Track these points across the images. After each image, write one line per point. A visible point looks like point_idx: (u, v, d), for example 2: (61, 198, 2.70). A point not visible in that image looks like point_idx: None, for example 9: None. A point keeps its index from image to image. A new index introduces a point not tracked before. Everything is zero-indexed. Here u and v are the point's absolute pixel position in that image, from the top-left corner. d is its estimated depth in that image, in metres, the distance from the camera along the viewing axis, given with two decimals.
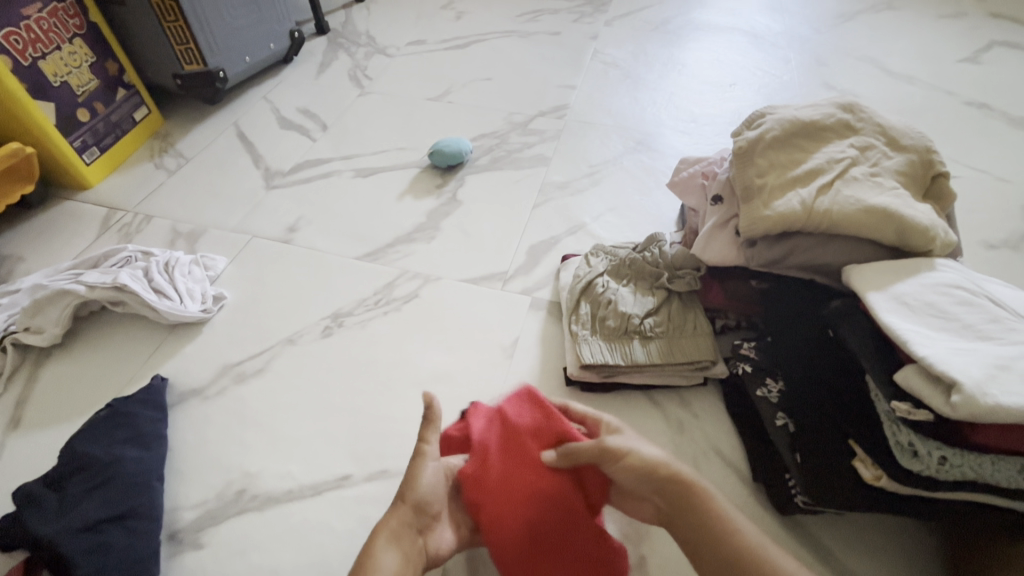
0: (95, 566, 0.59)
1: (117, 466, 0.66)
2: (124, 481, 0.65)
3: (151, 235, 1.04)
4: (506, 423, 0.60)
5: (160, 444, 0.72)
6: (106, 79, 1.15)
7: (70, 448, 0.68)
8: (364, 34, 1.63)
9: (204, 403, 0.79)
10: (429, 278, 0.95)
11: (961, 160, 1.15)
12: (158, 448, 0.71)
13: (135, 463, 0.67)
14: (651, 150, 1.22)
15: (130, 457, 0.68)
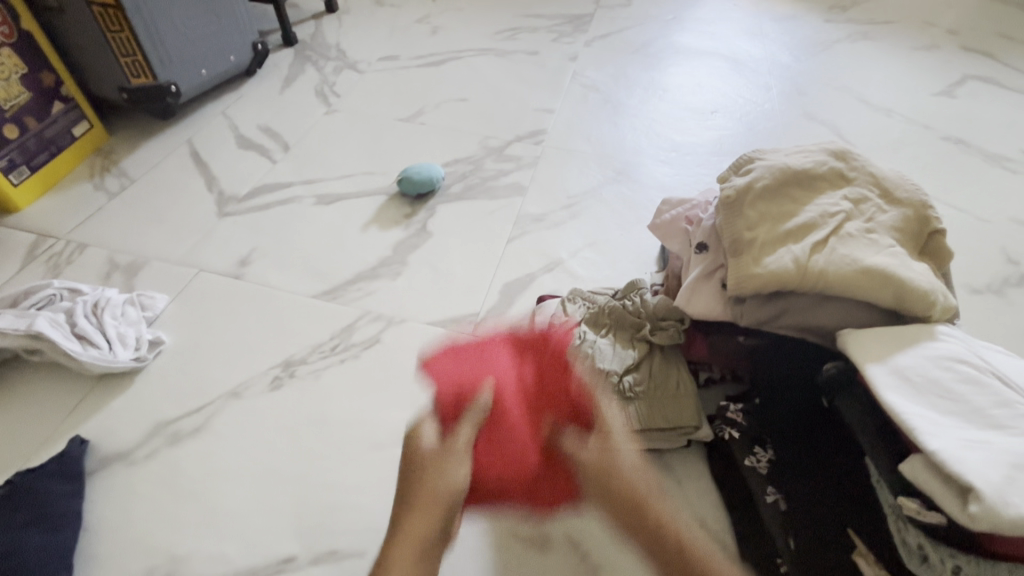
0: None
1: (13, 557, 0.59)
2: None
3: (83, 267, 0.94)
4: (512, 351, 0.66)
5: (71, 525, 0.63)
6: (39, 92, 1.05)
7: None
8: (334, 47, 1.56)
9: (132, 470, 0.69)
10: (392, 320, 0.88)
11: (939, 198, 1.14)
12: (69, 529, 0.63)
13: (36, 550, 0.60)
14: (632, 180, 1.18)
15: (31, 544, 0.60)
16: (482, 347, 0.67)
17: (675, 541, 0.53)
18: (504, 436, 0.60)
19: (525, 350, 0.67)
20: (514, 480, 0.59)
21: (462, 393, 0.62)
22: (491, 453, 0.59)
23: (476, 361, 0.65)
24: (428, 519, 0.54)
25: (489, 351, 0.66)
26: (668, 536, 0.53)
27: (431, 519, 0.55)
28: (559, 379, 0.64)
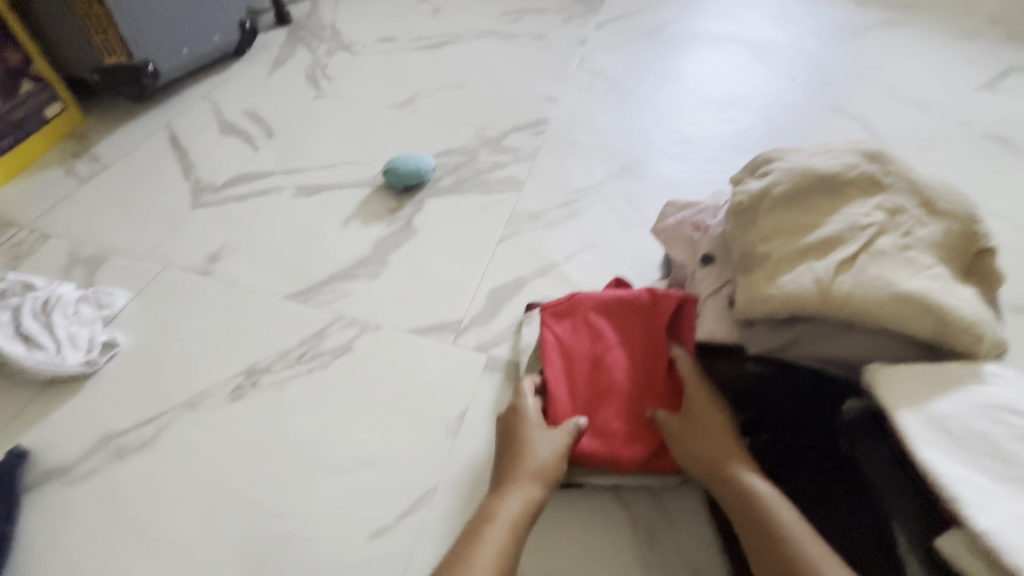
0: None
1: None
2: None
3: (44, 259, 0.89)
4: (620, 309, 0.68)
5: None
6: (6, 71, 0.99)
7: None
8: (329, 27, 1.48)
9: (72, 489, 0.64)
10: (367, 326, 0.81)
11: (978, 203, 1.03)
12: None
13: None
14: (638, 176, 1.08)
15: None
16: (592, 311, 0.70)
17: (756, 515, 0.49)
18: (613, 394, 0.64)
19: (634, 308, 0.68)
20: (619, 436, 0.62)
21: (568, 356, 0.68)
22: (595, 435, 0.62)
23: (590, 336, 0.68)
24: (534, 488, 0.55)
25: (587, 294, 0.70)
26: (745, 501, 0.51)
27: (534, 488, 0.55)
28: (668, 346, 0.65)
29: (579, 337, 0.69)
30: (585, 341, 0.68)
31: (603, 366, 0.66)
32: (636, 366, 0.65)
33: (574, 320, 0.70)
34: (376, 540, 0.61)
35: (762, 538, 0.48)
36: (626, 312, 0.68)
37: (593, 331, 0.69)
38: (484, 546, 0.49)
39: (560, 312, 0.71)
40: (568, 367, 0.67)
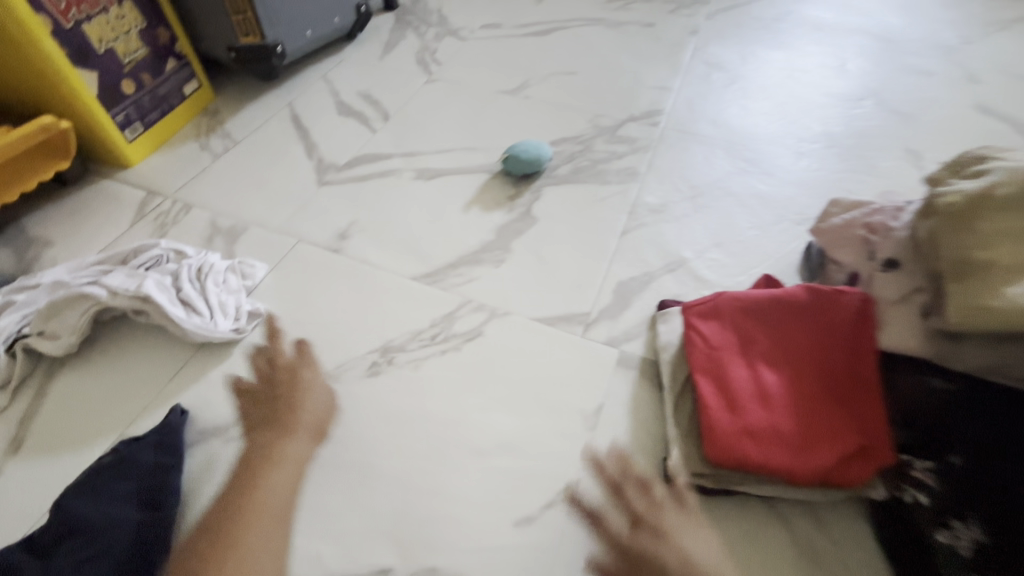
0: None
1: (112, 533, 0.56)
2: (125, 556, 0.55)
3: (187, 229, 0.93)
4: (781, 306, 0.63)
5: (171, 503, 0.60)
6: (155, 48, 1.03)
7: (69, 509, 0.58)
8: (435, 12, 1.48)
9: (230, 450, 0.66)
10: (495, 312, 0.80)
11: None
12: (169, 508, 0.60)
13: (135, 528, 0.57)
14: (765, 174, 1.03)
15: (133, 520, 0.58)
16: (742, 312, 0.65)
17: None
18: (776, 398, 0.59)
19: (798, 309, 0.62)
20: (787, 442, 0.56)
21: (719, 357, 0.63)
22: (755, 441, 0.57)
23: (741, 337, 0.64)
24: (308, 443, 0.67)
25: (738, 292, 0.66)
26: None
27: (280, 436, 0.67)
28: (839, 349, 0.59)
29: (732, 337, 0.64)
30: (740, 341, 0.63)
31: (761, 369, 0.61)
32: (801, 374, 0.60)
33: (723, 319, 0.65)
34: (523, 528, 0.61)
35: None
36: (789, 311, 0.63)
37: (748, 331, 0.64)
38: (267, 483, 0.63)
39: (708, 312, 0.66)
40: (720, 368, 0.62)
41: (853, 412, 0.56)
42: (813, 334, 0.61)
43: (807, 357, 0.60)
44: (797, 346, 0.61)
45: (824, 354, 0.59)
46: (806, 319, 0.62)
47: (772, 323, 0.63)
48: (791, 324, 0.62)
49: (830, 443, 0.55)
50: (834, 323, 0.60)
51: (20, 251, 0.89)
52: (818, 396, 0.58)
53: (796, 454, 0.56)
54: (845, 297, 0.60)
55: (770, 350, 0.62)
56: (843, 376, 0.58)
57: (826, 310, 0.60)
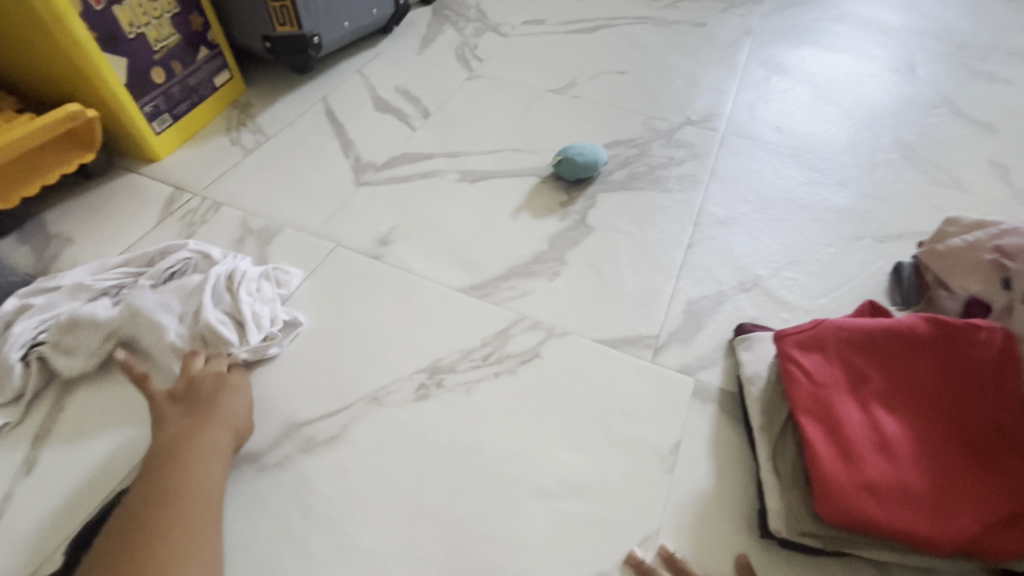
0: None
1: None
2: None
3: (217, 229, 0.87)
4: (896, 343, 0.55)
5: None
6: (186, 35, 0.97)
7: (93, 546, 0.52)
8: (474, 7, 1.42)
9: (264, 481, 0.59)
10: (553, 330, 0.73)
11: None
12: None
13: None
14: (839, 185, 0.94)
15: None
16: (848, 344, 0.57)
17: None
18: (901, 451, 0.51)
19: (916, 344, 0.54)
20: (921, 505, 0.48)
21: (826, 397, 0.54)
22: (880, 501, 0.48)
23: (851, 375, 0.55)
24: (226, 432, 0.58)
25: (842, 320, 0.58)
26: None
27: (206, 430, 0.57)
28: (972, 396, 0.51)
29: (840, 375, 0.56)
30: (849, 380, 0.55)
31: (877, 412, 0.53)
32: (925, 421, 0.52)
33: (827, 353, 0.57)
34: None
35: None
36: (908, 347, 0.55)
37: (859, 369, 0.55)
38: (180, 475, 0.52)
39: (809, 343, 0.58)
40: (828, 411, 0.54)
41: (996, 470, 0.48)
42: (936, 376, 0.53)
43: (931, 403, 0.52)
44: (919, 390, 0.53)
45: (952, 400, 0.52)
46: (928, 359, 0.54)
47: (886, 361, 0.55)
48: (911, 363, 0.54)
49: (969, 507, 0.47)
50: (966, 365, 0.52)
51: (39, 248, 0.83)
52: (949, 448, 0.50)
53: (931, 518, 0.47)
54: (976, 336, 0.52)
55: (886, 393, 0.54)
56: (980, 427, 0.50)
57: (954, 350, 0.53)
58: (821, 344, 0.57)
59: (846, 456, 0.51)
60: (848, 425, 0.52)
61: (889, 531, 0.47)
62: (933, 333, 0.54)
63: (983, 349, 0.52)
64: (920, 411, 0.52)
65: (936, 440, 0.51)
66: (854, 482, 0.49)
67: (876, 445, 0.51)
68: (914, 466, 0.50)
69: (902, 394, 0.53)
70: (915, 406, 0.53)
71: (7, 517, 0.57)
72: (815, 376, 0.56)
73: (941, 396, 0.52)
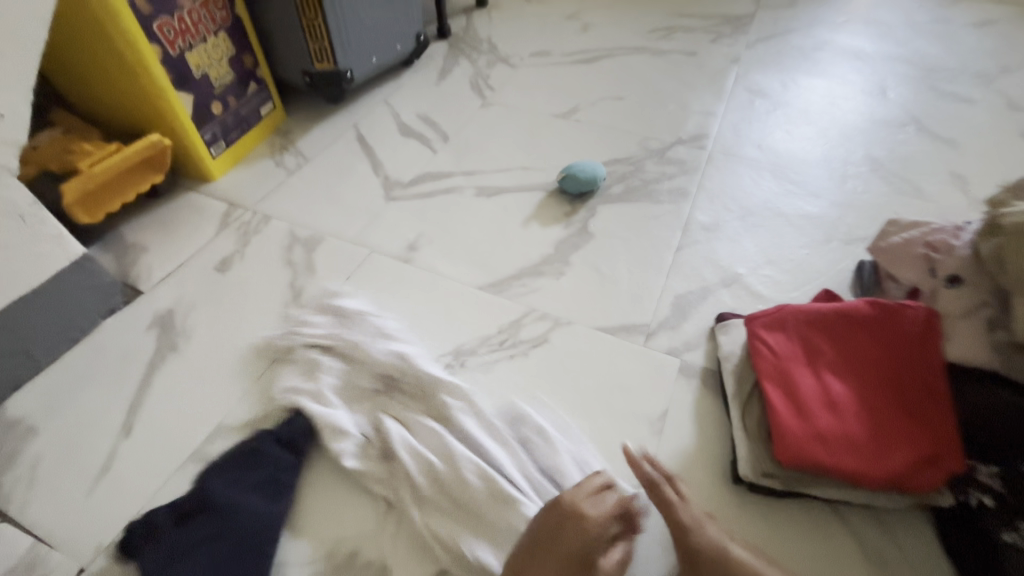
0: None
1: (234, 517, 0.63)
2: (240, 538, 0.62)
3: (268, 238, 1.00)
4: (843, 321, 0.67)
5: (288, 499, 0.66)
6: (240, 74, 1.13)
7: (198, 491, 0.65)
8: (486, 41, 1.57)
9: (319, 442, 0.71)
10: (559, 320, 0.85)
11: None
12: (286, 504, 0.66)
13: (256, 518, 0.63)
14: (812, 195, 1.06)
15: (248, 508, 0.64)
16: (806, 325, 0.68)
17: None
18: (845, 407, 0.62)
19: (859, 321, 0.66)
20: (858, 448, 0.59)
21: (785, 367, 0.66)
22: (825, 446, 0.59)
23: (806, 348, 0.67)
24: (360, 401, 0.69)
25: (800, 305, 0.70)
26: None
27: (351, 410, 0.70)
28: (904, 361, 0.62)
29: (797, 349, 0.67)
30: (805, 352, 0.67)
31: (828, 377, 0.64)
32: (866, 383, 0.63)
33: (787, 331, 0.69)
34: None
35: None
36: (853, 324, 0.66)
37: (813, 344, 0.67)
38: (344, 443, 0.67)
39: (772, 324, 0.70)
40: (786, 377, 0.65)
41: (922, 420, 0.59)
42: (877, 347, 0.64)
43: (871, 368, 0.63)
44: (862, 359, 0.64)
45: (888, 365, 0.63)
46: (869, 333, 0.65)
47: (835, 336, 0.66)
48: (855, 337, 0.65)
49: (899, 449, 0.58)
50: (899, 336, 0.63)
51: (119, 255, 0.97)
52: (886, 404, 0.61)
53: (868, 459, 0.58)
54: (907, 313, 0.63)
55: (834, 362, 0.65)
56: (910, 386, 0.61)
57: (889, 324, 0.64)
58: (782, 325, 0.69)
59: (799, 412, 0.62)
60: (802, 387, 0.64)
61: (832, 469, 0.58)
62: (874, 311, 0.65)
63: (913, 322, 0.63)
64: (863, 375, 0.63)
65: (874, 398, 0.62)
66: (804, 432, 0.60)
67: (824, 403, 0.62)
68: (854, 418, 0.61)
69: (848, 362, 0.65)
70: (859, 371, 0.64)
71: (113, 470, 0.70)
72: (777, 350, 0.67)
73: (880, 362, 0.63)
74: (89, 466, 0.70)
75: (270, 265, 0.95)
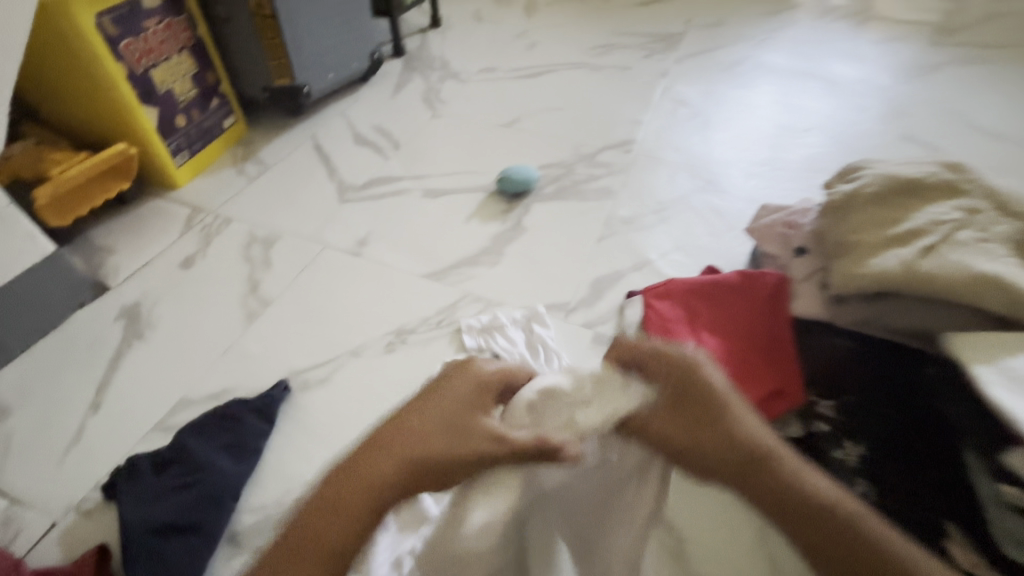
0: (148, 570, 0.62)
1: (204, 472, 0.69)
2: (205, 490, 0.68)
3: (229, 238, 1.09)
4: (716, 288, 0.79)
5: (253, 458, 0.73)
6: (203, 89, 1.22)
7: (174, 447, 0.72)
8: (438, 58, 1.70)
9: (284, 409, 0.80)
10: (491, 302, 0.96)
11: None
12: (251, 461, 0.73)
13: (221, 472, 0.70)
14: (721, 191, 1.21)
15: (216, 466, 0.70)
16: (689, 291, 0.81)
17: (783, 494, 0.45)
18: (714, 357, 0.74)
19: (728, 287, 0.78)
20: None
21: (670, 328, 0.78)
22: None
23: (688, 312, 0.79)
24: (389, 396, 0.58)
25: (684, 278, 0.82)
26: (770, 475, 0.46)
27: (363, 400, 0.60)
28: (761, 317, 0.74)
29: (682, 313, 0.79)
30: (687, 315, 0.79)
31: (703, 334, 0.76)
32: (731, 338, 0.75)
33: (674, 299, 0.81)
34: None
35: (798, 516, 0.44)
36: (724, 289, 0.78)
37: (693, 308, 0.79)
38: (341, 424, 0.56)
39: (662, 295, 0.82)
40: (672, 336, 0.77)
41: (773, 363, 0.71)
42: (741, 307, 0.76)
43: (736, 325, 0.75)
44: (730, 318, 0.76)
45: (749, 322, 0.75)
46: (735, 296, 0.77)
47: (711, 301, 0.78)
48: (725, 300, 0.78)
49: (754, 386, 0.70)
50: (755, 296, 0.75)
51: (88, 257, 1.05)
52: (746, 352, 0.73)
53: None
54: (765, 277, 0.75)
55: (709, 322, 0.77)
56: (764, 336, 0.73)
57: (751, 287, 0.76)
58: (671, 295, 0.81)
59: None
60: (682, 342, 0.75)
61: None
62: (739, 277, 0.77)
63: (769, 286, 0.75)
64: (731, 331, 0.75)
65: (737, 349, 0.74)
66: None
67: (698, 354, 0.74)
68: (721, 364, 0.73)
69: (719, 321, 0.77)
70: (726, 328, 0.76)
71: (82, 441, 0.77)
72: (665, 316, 0.80)
73: (745, 320, 0.75)
74: (60, 439, 0.78)
75: (230, 262, 1.03)
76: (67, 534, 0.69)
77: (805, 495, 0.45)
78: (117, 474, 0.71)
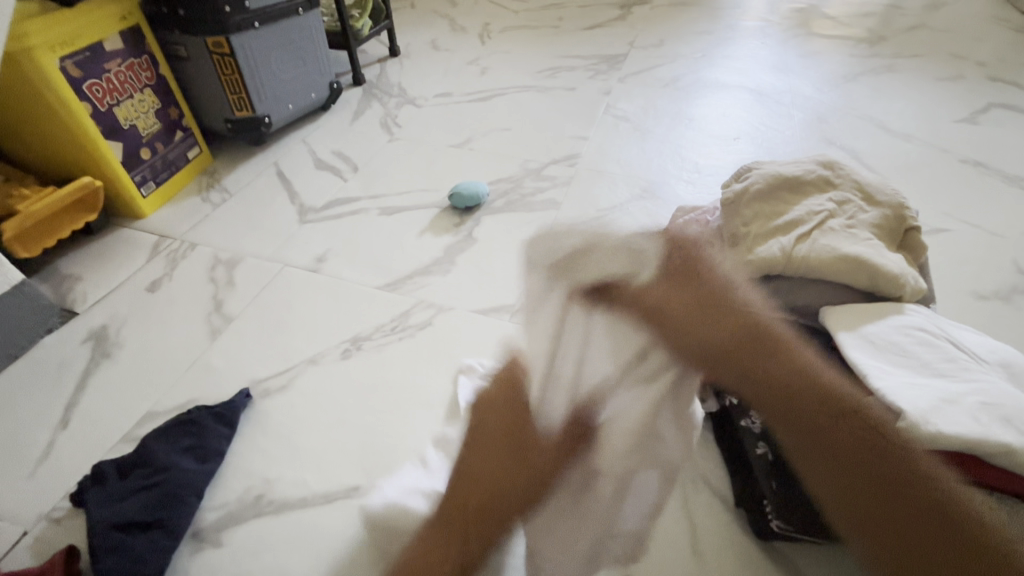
0: (114, 564, 0.67)
1: (168, 473, 0.74)
2: (168, 489, 0.73)
3: (195, 261, 1.15)
4: None
5: (215, 460, 0.79)
6: (166, 123, 1.29)
7: (139, 455, 0.77)
8: (396, 86, 1.80)
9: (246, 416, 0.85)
10: (442, 307, 1.03)
11: (941, 215, 1.25)
12: (214, 464, 0.78)
13: (184, 473, 0.75)
14: (656, 197, 1.31)
15: (179, 468, 0.75)
16: None
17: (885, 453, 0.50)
18: None
19: None
20: None
21: None
22: None
23: None
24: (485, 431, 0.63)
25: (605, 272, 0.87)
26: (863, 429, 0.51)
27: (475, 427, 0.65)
28: None
29: None
30: None
31: None
32: None
33: None
34: None
35: (876, 472, 0.49)
36: None
37: None
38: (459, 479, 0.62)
39: None
40: None
41: None
42: None
43: None
44: None
45: None
46: None
47: None
48: None
49: None
50: None
51: (56, 285, 1.09)
52: None
53: None
54: None
55: None
56: None
57: None
58: None
59: None
60: None
61: None
62: None
63: None
64: None
65: None
66: None
67: None
68: None
69: None
70: None
71: (51, 456, 0.82)
72: None
73: None
74: (30, 455, 0.82)
75: (194, 283, 1.09)
76: (36, 541, 0.73)
77: (887, 453, 0.50)
78: (86, 480, 0.76)
